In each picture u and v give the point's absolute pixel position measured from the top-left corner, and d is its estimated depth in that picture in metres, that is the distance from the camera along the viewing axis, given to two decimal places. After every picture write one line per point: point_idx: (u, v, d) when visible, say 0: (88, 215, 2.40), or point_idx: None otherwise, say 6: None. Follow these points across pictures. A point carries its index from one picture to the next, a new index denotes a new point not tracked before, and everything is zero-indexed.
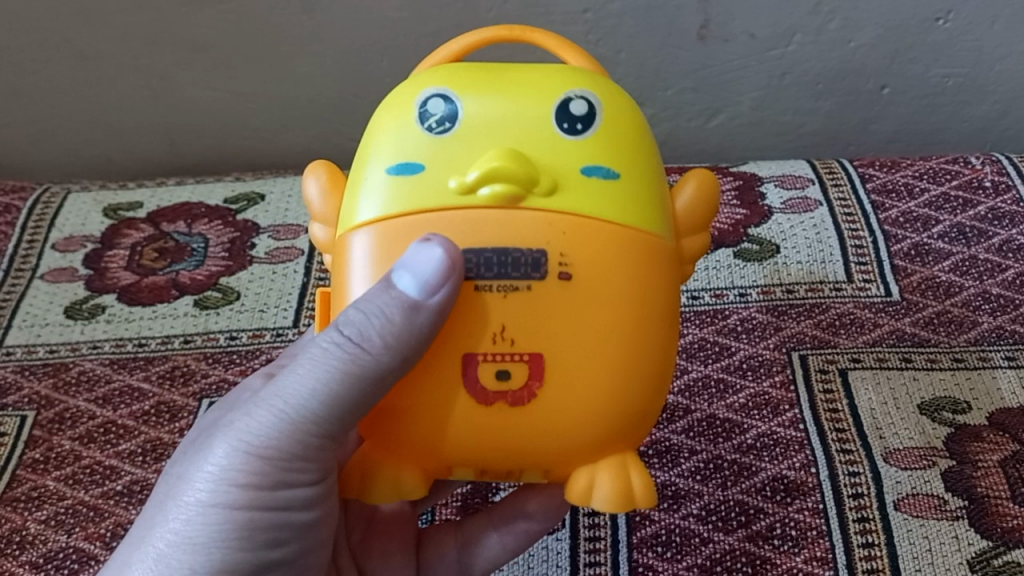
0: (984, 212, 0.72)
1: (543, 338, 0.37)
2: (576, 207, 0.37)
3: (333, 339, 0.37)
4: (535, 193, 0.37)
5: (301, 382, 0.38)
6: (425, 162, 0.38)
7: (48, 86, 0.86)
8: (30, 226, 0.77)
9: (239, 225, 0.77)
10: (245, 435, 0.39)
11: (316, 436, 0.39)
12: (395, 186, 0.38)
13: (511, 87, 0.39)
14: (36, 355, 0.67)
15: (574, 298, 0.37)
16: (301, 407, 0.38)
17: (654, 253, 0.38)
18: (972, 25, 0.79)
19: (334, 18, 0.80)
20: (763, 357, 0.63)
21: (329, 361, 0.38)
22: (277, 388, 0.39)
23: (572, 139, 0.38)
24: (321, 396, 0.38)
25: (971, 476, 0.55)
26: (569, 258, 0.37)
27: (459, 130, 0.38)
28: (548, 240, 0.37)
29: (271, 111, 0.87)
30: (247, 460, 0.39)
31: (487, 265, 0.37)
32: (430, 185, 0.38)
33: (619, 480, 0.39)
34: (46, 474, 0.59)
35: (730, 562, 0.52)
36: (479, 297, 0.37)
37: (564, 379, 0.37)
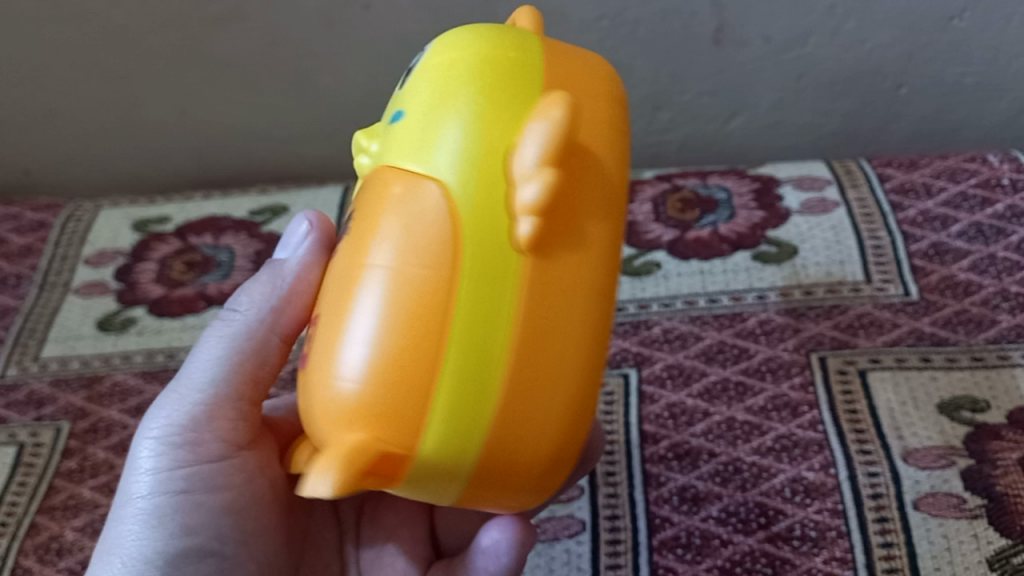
0: (1003, 210, 0.72)
1: (331, 294, 0.36)
2: (390, 155, 0.36)
3: (218, 322, 0.49)
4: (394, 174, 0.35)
5: (200, 362, 0.48)
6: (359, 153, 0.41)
7: (77, 104, 0.88)
8: (63, 242, 0.79)
9: (264, 237, 0.78)
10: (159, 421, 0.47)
11: (203, 407, 0.47)
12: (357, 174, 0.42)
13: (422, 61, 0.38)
14: (70, 368, 0.69)
15: (348, 252, 0.36)
16: (196, 381, 0.48)
17: (416, 188, 0.34)
18: (988, 23, 0.79)
19: (352, 32, 0.82)
20: (781, 359, 0.64)
21: (217, 338, 0.49)
22: (177, 382, 0.48)
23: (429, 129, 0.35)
24: (215, 355, 0.48)
25: (990, 475, 0.56)
26: (359, 214, 0.36)
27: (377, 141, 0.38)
28: (361, 197, 0.37)
29: (295, 124, 0.89)
30: (164, 445, 0.46)
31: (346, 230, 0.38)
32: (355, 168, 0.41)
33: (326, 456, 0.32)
34: (83, 483, 0.61)
35: (749, 563, 0.53)
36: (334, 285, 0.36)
37: (323, 348, 0.35)
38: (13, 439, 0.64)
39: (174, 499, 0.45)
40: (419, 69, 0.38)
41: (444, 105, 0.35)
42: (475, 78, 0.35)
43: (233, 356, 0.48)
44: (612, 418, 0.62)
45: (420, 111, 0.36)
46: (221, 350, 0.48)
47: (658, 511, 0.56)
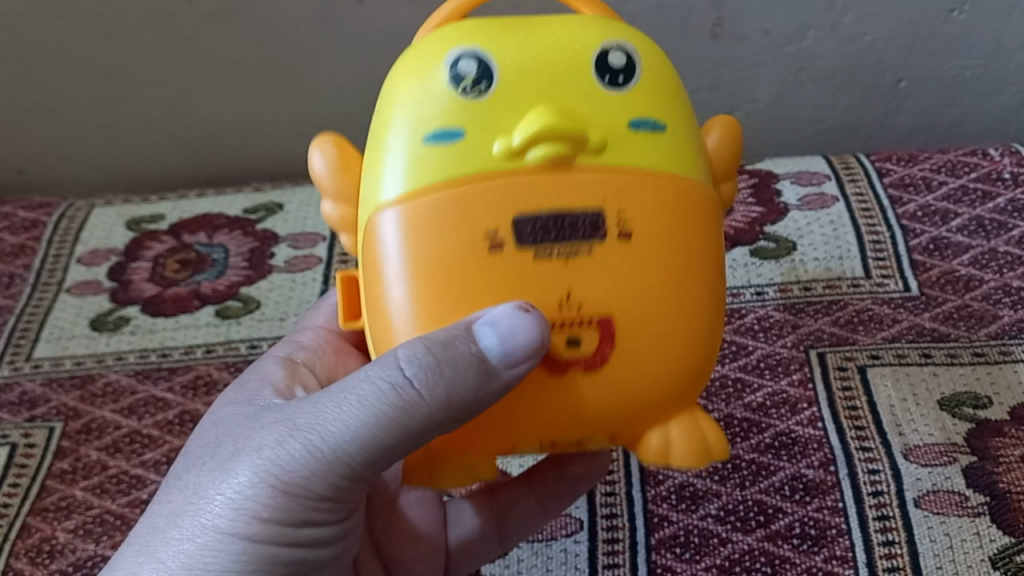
0: (1004, 204, 0.72)
1: (604, 297, 0.36)
2: (637, 163, 0.37)
3: (382, 385, 0.35)
4: (584, 150, 0.36)
5: (341, 421, 0.36)
6: (469, 130, 0.36)
7: (71, 102, 0.88)
8: (56, 241, 0.79)
9: (258, 235, 0.78)
10: (273, 451, 0.37)
11: (333, 473, 0.37)
12: (447, 153, 0.36)
13: (626, 56, 0.38)
14: (63, 367, 0.68)
15: (637, 255, 0.36)
16: (334, 446, 0.36)
17: (703, 201, 0.38)
18: (989, 15, 0.79)
19: (348, 28, 0.81)
20: (780, 355, 0.63)
21: (374, 407, 0.35)
22: (312, 416, 0.37)
23: (615, 91, 0.37)
24: (362, 413, 0.36)
25: (992, 472, 0.55)
26: (629, 217, 0.36)
27: (496, 91, 0.37)
28: (603, 201, 0.36)
29: (289, 121, 0.88)
30: (268, 487, 0.37)
31: (545, 231, 0.36)
32: (477, 151, 0.36)
33: (693, 436, 0.38)
34: (75, 484, 0.60)
35: (749, 562, 0.52)
36: (542, 263, 0.36)
37: (637, 348, 0.36)
38: (5, 439, 0.63)
39: (266, 542, 0.38)
40: (631, 69, 0.38)
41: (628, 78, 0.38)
42: (680, 99, 0.39)
43: (383, 434, 0.36)
44: None
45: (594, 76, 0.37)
46: (374, 426, 0.36)
47: (656, 509, 0.55)
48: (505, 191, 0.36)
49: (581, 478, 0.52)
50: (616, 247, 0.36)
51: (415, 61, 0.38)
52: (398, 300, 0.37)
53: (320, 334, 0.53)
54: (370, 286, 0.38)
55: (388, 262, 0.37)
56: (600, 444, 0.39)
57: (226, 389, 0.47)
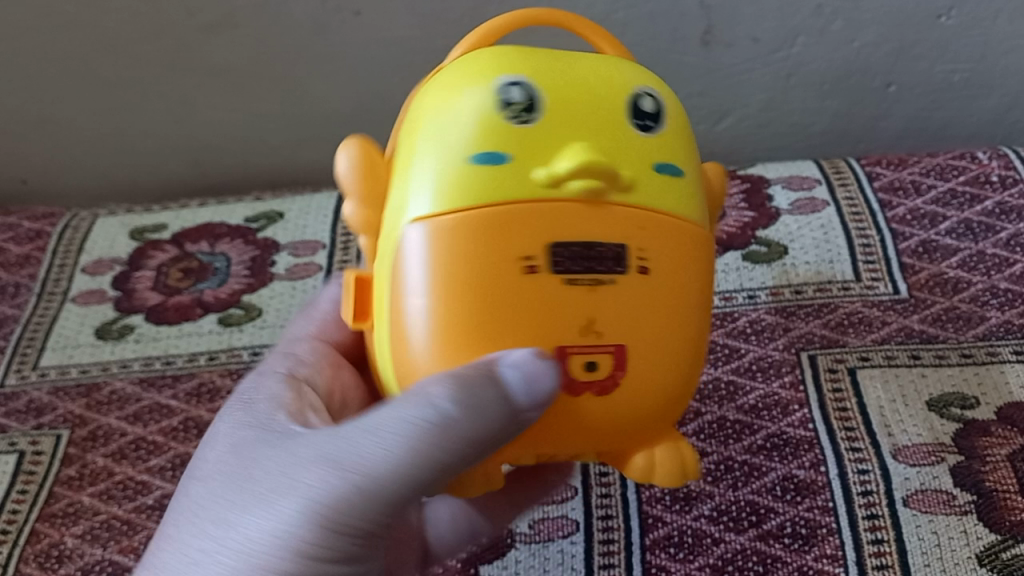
0: (992, 207, 0.73)
1: (626, 326, 0.36)
2: (661, 204, 0.37)
3: (417, 415, 0.34)
4: (617, 187, 0.36)
5: (380, 450, 0.35)
6: (518, 152, 0.36)
7: (73, 113, 0.89)
8: (61, 251, 0.80)
9: (259, 243, 0.79)
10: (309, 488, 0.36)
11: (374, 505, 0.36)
12: (494, 174, 0.35)
13: (656, 105, 0.38)
14: (69, 376, 0.69)
15: (653, 287, 0.36)
16: (375, 477, 0.36)
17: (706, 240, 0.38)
18: (976, 20, 0.80)
19: (345, 39, 0.83)
20: (772, 358, 0.65)
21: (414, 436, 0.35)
22: (348, 448, 0.36)
23: (646, 135, 0.37)
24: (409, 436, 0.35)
25: (979, 471, 0.56)
26: (649, 251, 0.36)
27: (539, 120, 0.36)
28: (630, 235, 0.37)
29: (288, 130, 0.89)
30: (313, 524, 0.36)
31: (575, 259, 0.35)
32: (525, 176, 0.36)
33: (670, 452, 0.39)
34: (82, 490, 0.61)
35: (741, 561, 0.54)
36: (568, 291, 0.35)
37: (643, 377, 0.36)
38: (13, 447, 0.64)
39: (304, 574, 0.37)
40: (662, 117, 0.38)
41: (658, 127, 0.38)
42: (694, 151, 0.39)
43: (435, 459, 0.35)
44: None
45: (630, 121, 0.37)
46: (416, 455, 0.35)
47: (650, 510, 0.57)
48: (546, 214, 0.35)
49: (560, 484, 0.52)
50: (637, 281, 0.36)
51: (462, 76, 0.37)
52: (421, 319, 0.35)
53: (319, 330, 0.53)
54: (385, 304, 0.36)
55: (412, 279, 0.35)
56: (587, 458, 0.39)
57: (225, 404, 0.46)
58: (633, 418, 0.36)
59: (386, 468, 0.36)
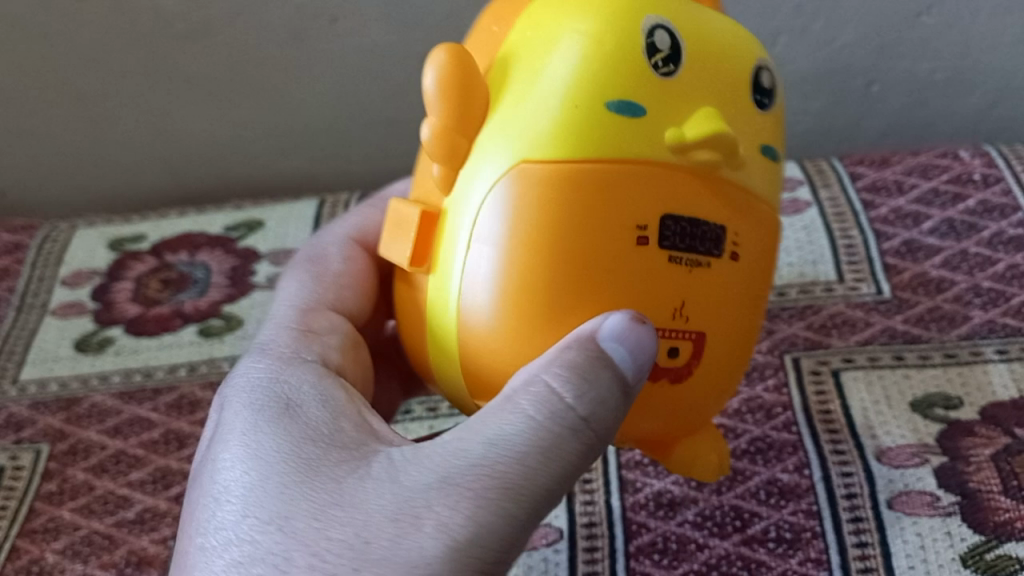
0: (974, 206, 0.72)
1: (691, 305, 0.39)
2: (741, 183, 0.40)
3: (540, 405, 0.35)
4: (702, 153, 0.37)
5: (499, 426, 0.35)
6: (646, 108, 0.37)
7: (52, 125, 0.88)
8: (40, 264, 0.79)
9: (240, 252, 0.78)
10: (429, 530, 0.33)
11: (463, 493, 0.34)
12: (612, 122, 0.37)
13: (670, 37, 0.38)
14: (49, 390, 0.69)
15: (721, 275, 0.39)
16: (485, 456, 0.35)
17: (766, 220, 0.42)
18: (955, 18, 0.80)
19: (323, 47, 0.82)
20: (756, 361, 0.64)
21: (515, 415, 0.35)
22: (465, 459, 0.35)
23: (748, 108, 0.40)
24: (533, 451, 0.35)
25: (963, 472, 0.56)
26: (735, 239, 0.40)
27: (568, 89, 0.37)
28: (728, 220, 0.40)
29: (268, 138, 0.89)
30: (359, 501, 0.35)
31: (664, 231, 0.38)
32: (648, 129, 0.37)
33: (716, 448, 0.45)
34: (62, 505, 0.61)
35: (725, 566, 0.53)
36: (651, 255, 0.37)
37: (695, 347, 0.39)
38: None
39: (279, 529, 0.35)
40: (772, 94, 0.42)
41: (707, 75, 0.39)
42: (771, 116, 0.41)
43: (550, 473, 0.35)
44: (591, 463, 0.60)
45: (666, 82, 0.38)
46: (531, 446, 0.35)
47: (635, 517, 0.56)
48: (656, 182, 0.37)
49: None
50: (720, 266, 0.40)
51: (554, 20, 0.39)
52: (484, 258, 0.38)
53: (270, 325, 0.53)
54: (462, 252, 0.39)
55: (490, 236, 0.38)
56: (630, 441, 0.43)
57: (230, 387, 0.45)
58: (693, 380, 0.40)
59: (523, 452, 0.35)
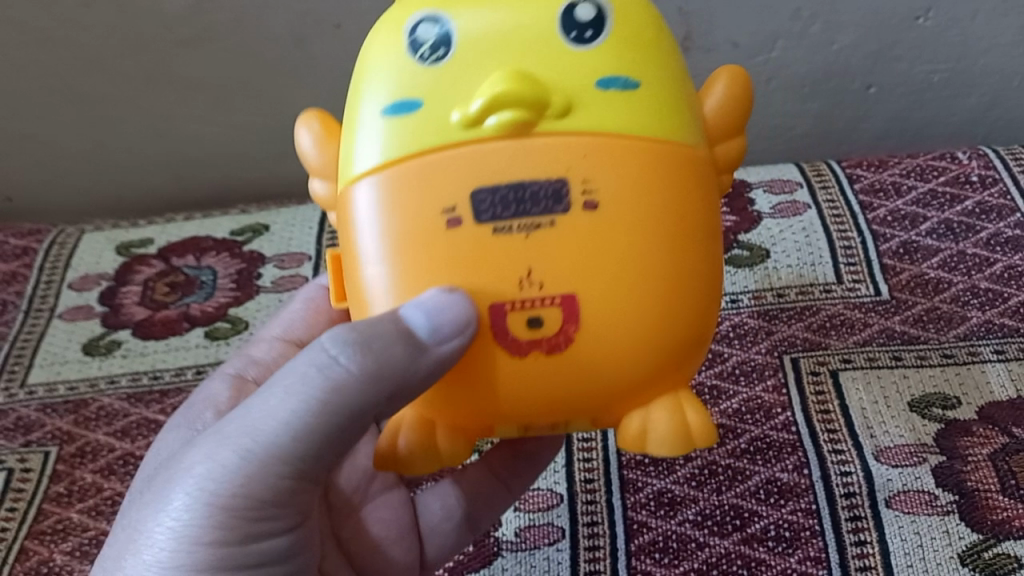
0: (972, 207, 0.73)
1: (574, 272, 0.36)
2: (609, 125, 0.36)
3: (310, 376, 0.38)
4: (548, 115, 0.36)
5: (279, 407, 0.39)
6: (428, 98, 0.37)
7: (59, 130, 0.89)
8: (47, 268, 0.80)
9: (245, 256, 0.79)
10: (196, 476, 0.40)
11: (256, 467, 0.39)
12: (394, 126, 0.37)
13: (593, 11, 0.37)
14: (57, 393, 0.69)
15: (607, 223, 0.36)
16: (267, 430, 0.39)
17: (684, 167, 0.37)
18: (953, 21, 0.80)
19: (326, 52, 0.83)
20: (755, 362, 0.65)
21: (299, 391, 0.38)
22: (244, 421, 0.39)
23: (583, 49, 0.37)
24: (295, 430, 0.38)
25: (961, 471, 0.56)
26: (596, 185, 0.36)
27: (455, 55, 0.37)
28: (568, 169, 0.36)
29: (272, 143, 0.89)
30: (218, 498, 0.39)
31: (505, 203, 0.36)
32: (433, 121, 0.37)
33: (674, 413, 0.38)
34: (71, 507, 0.62)
35: (726, 565, 0.54)
36: (501, 237, 0.36)
37: (596, 305, 0.36)
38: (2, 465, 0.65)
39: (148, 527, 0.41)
40: (599, 24, 0.37)
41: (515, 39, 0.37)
42: (661, 63, 0.38)
43: (310, 445, 0.39)
44: (593, 464, 0.60)
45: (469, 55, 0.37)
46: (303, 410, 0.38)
47: (636, 516, 0.57)
48: (454, 162, 0.36)
49: (537, 455, 0.54)
50: (588, 218, 0.36)
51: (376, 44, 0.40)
52: (374, 273, 0.37)
53: (274, 346, 0.57)
54: (348, 257, 0.39)
55: (364, 234, 0.37)
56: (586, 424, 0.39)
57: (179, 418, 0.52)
58: (613, 355, 0.36)
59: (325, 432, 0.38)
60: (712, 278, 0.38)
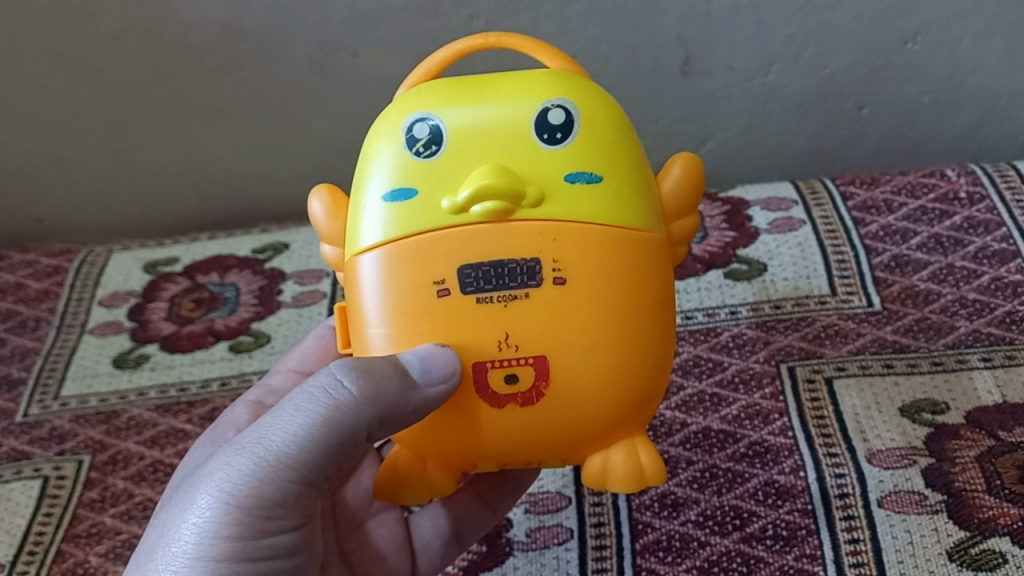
0: (960, 222, 0.76)
1: (544, 338, 0.42)
2: (575, 212, 0.42)
3: (317, 394, 0.43)
4: (523, 204, 0.42)
5: (289, 422, 0.43)
6: (422, 186, 0.43)
7: (87, 154, 0.94)
8: (78, 286, 0.84)
9: (266, 273, 0.83)
10: (214, 481, 0.44)
11: (267, 472, 0.43)
12: (392, 210, 0.43)
13: (565, 114, 0.43)
14: (89, 404, 0.73)
15: (571, 297, 0.42)
16: (278, 440, 0.43)
17: (640, 243, 0.43)
18: (941, 44, 0.84)
19: (342, 79, 0.87)
20: (753, 370, 0.68)
21: (309, 408, 0.43)
22: (256, 435, 0.44)
23: (555, 148, 0.43)
24: (301, 442, 0.43)
25: (949, 472, 0.59)
26: (563, 264, 0.42)
27: (443, 149, 0.43)
28: (540, 248, 0.42)
29: (291, 165, 0.93)
30: (229, 503, 0.43)
31: (486, 279, 0.42)
32: (424, 206, 0.42)
33: (630, 457, 0.44)
34: (104, 511, 0.65)
35: (726, 562, 0.57)
36: (481, 308, 0.42)
37: (562, 366, 0.42)
38: (38, 472, 0.68)
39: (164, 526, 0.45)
40: (568, 127, 0.43)
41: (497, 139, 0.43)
42: (623, 151, 0.44)
43: (313, 458, 0.44)
44: None
45: (457, 150, 0.43)
46: (312, 423, 0.43)
47: (640, 517, 0.60)
48: (443, 244, 0.42)
49: (520, 479, 0.58)
50: (556, 292, 0.42)
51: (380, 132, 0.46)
52: (376, 334, 0.43)
53: (290, 376, 0.61)
54: (351, 313, 0.45)
55: (367, 299, 0.43)
56: (554, 463, 0.45)
57: (202, 436, 0.57)
58: (577, 406, 0.42)
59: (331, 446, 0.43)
60: (665, 342, 0.44)
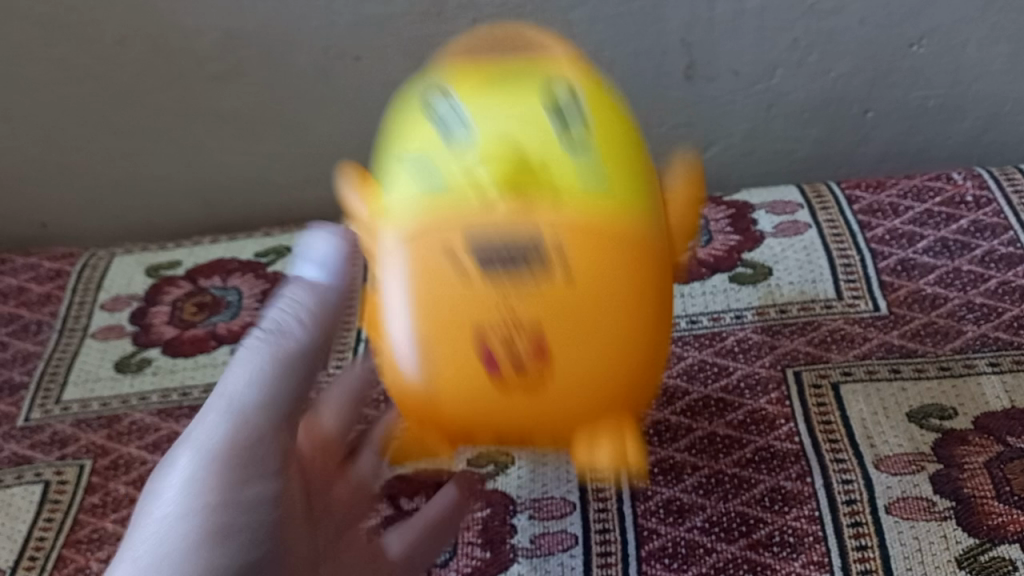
0: (967, 225, 0.76)
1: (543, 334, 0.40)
2: (581, 202, 0.40)
3: (262, 335, 0.49)
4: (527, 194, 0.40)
5: (247, 370, 0.48)
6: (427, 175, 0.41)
7: (90, 158, 0.93)
8: (80, 290, 0.84)
9: (269, 277, 0.82)
10: (192, 444, 0.47)
11: (241, 419, 0.46)
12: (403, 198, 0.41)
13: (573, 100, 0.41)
14: (91, 408, 0.73)
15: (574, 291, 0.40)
16: (243, 389, 0.47)
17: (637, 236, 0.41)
18: (946, 48, 0.84)
19: (345, 85, 0.87)
20: (759, 375, 0.68)
21: (262, 349, 0.48)
22: (222, 391, 0.48)
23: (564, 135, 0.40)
24: (263, 382, 0.47)
25: (957, 478, 0.59)
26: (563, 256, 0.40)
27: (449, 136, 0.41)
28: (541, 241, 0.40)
29: (295, 168, 0.92)
30: (210, 456, 0.46)
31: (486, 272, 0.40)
32: (430, 196, 0.41)
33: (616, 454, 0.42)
34: (106, 517, 0.65)
35: (732, 569, 0.56)
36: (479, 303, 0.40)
37: (562, 362, 0.40)
38: (39, 477, 0.68)
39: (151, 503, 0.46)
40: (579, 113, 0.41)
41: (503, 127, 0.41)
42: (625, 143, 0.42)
43: (278, 392, 0.48)
44: None
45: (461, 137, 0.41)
46: (269, 362, 0.48)
47: (646, 523, 0.60)
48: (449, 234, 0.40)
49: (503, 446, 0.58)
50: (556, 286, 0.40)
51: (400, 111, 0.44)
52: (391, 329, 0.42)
53: None
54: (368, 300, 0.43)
55: (380, 288, 0.42)
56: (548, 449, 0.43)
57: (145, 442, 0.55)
58: (572, 398, 0.41)
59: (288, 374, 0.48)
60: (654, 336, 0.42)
